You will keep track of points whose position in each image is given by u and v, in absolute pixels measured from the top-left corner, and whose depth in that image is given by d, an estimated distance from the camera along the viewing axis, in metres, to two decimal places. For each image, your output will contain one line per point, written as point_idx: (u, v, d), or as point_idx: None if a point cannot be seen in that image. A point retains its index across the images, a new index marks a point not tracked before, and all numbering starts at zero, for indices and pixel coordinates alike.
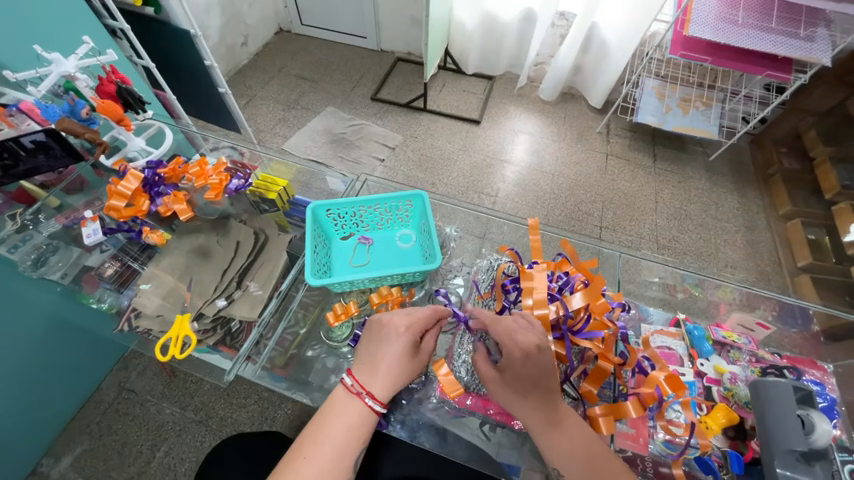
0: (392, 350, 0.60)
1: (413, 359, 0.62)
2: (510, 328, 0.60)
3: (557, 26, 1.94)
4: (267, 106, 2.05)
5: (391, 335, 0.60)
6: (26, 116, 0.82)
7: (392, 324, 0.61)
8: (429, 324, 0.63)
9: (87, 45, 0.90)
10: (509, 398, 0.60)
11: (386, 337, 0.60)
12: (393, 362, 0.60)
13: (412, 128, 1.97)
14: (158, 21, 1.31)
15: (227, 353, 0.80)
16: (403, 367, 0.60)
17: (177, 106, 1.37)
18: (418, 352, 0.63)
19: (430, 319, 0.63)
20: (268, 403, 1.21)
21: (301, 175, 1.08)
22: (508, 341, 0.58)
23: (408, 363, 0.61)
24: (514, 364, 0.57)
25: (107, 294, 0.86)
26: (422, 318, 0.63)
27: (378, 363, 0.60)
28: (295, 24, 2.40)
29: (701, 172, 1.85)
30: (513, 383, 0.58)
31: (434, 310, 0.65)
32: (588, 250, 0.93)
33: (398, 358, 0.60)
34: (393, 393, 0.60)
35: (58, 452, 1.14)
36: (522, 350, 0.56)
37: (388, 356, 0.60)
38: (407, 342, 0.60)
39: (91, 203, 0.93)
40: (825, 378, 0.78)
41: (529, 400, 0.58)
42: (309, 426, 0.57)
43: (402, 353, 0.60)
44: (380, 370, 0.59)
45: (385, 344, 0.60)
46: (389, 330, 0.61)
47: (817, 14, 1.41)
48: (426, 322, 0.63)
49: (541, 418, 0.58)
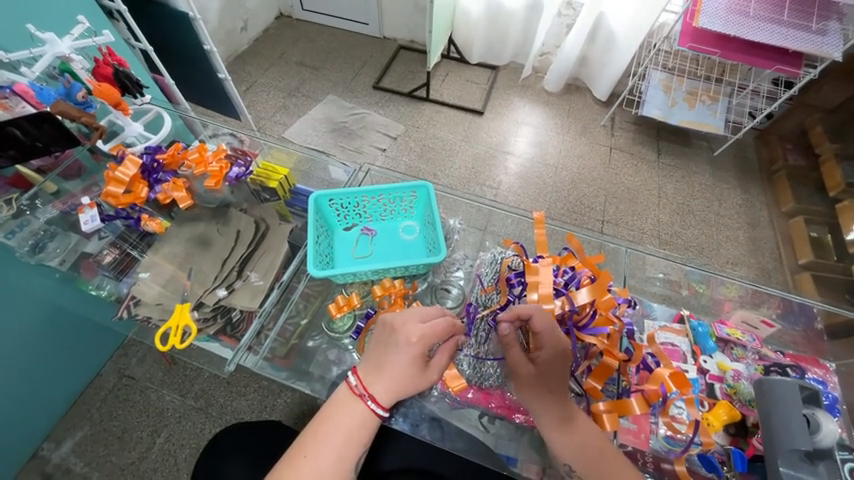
0: (398, 358, 0.57)
1: (422, 374, 0.58)
2: (553, 321, 0.62)
3: (564, 15, 1.91)
4: (267, 93, 2.02)
5: (401, 343, 0.57)
6: (21, 99, 0.77)
7: (404, 331, 0.58)
8: (441, 337, 0.60)
9: (82, 26, 0.89)
10: (527, 394, 0.59)
11: (395, 344, 0.58)
12: (401, 372, 0.57)
13: (414, 118, 1.95)
14: (157, 3, 1.27)
15: (228, 343, 0.78)
16: (408, 377, 0.57)
17: (175, 91, 1.34)
18: (427, 368, 0.59)
19: (442, 335, 0.59)
20: (267, 392, 1.21)
21: (302, 164, 1.06)
22: (551, 334, 0.60)
23: (416, 372, 0.57)
24: (550, 359, 0.58)
25: (106, 281, 0.84)
26: (435, 331, 0.59)
27: (384, 368, 0.57)
28: (296, 9, 2.35)
29: (705, 167, 1.84)
30: (540, 377, 0.58)
31: (452, 322, 0.61)
32: (592, 244, 0.92)
33: (405, 369, 0.57)
34: (396, 400, 0.57)
35: (58, 437, 1.13)
36: (563, 345, 0.60)
37: (394, 363, 0.57)
38: (417, 353, 0.57)
39: (89, 189, 0.92)
40: (828, 376, 0.77)
41: (550, 398, 0.57)
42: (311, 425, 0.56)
43: (409, 363, 0.57)
44: (384, 377, 0.56)
45: (393, 352, 0.57)
46: (399, 339, 0.58)
47: (830, 7, 1.38)
48: (439, 336, 0.59)
49: (555, 415, 0.57)
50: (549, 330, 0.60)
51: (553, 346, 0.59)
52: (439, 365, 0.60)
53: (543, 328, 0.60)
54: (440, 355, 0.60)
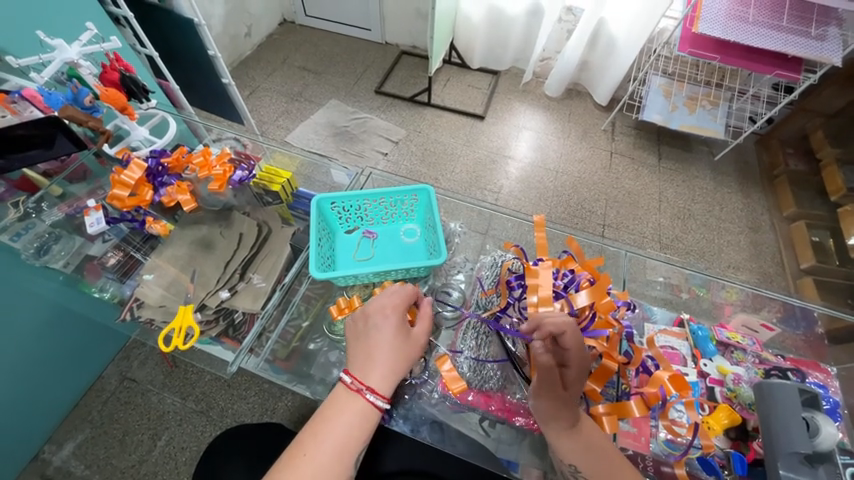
0: (383, 334, 0.61)
1: (408, 341, 0.62)
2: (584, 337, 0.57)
3: (564, 21, 1.94)
4: (271, 98, 2.04)
5: (379, 318, 0.62)
6: (29, 103, 0.82)
7: (377, 308, 0.64)
8: (410, 303, 0.66)
9: (91, 31, 0.91)
10: (544, 405, 0.57)
11: (375, 323, 0.62)
12: (391, 346, 0.60)
13: (415, 122, 1.96)
14: (163, 10, 1.30)
15: (230, 346, 0.79)
16: (397, 351, 0.60)
17: (180, 96, 1.36)
18: (411, 337, 0.63)
19: (409, 299, 0.66)
20: (268, 395, 1.21)
21: (304, 168, 1.08)
22: (578, 351, 0.57)
23: (403, 346, 0.61)
24: (576, 378, 0.57)
25: (110, 283, 0.86)
26: (401, 297, 0.66)
27: (372, 352, 0.60)
28: (299, 15, 2.37)
29: (706, 171, 1.84)
30: (566, 394, 0.56)
31: (414, 290, 0.68)
32: (593, 248, 0.93)
33: (392, 342, 0.61)
34: (393, 384, 0.59)
35: (60, 440, 1.14)
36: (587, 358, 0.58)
37: (381, 345, 0.60)
38: (396, 321, 0.63)
39: (94, 192, 0.93)
40: (828, 380, 0.77)
41: (565, 410, 0.57)
42: (312, 422, 0.57)
43: (392, 333, 0.61)
44: (376, 360, 0.59)
45: (376, 331, 0.61)
46: (376, 317, 0.63)
47: (828, 14, 1.39)
48: (407, 301, 0.66)
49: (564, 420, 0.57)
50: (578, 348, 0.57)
51: (581, 363, 0.57)
52: (421, 333, 0.64)
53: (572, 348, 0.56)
54: (417, 323, 0.65)
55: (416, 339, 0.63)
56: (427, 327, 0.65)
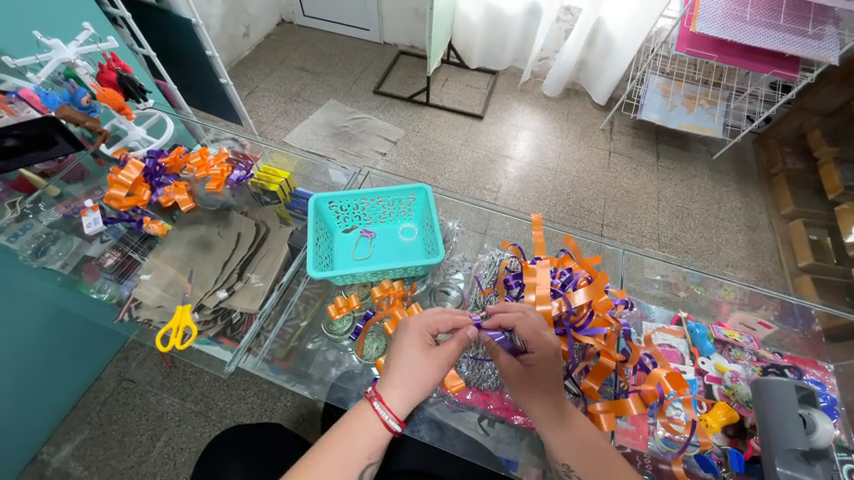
0: (401, 345, 0.61)
1: (426, 355, 0.60)
2: (539, 325, 0.61)
3: (562, 20, 1.94)
4: (269, 98, 2.03)
5: (403, 331, 0.63)
6: (26, 103, 0.83)
7: (404, 322, 0.65)
8: (444, 326, 0.65)
9: (88, 31, 0.91)
10: (521, 396, 0.60)
11: (399, 335, 0.63)
12: (406, 358, 0.60)
13: (414, 122, 1.96)
14: (159, 10, 1.30)
15: (228, 345, 0.79)
16: (413, 363, 0.59)
17: (178, 97, 1.36)
18: (432, 352, 0.61)
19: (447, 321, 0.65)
20: (267, 395, 1.21)
21: (302, 168, 1.08)
22: (537, 338, 0.60)
23: (420, 358, 0.60)
24: (541, 360, 0.59)
25: (107, 284, 0.86)
26: (434, 317, 0.65)
27: (390, 362, 0.61)
28: (297, 15, 2.37)
29: (704, 170, 1.84)
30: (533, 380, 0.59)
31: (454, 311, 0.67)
32: (591, 247, 0.93)
33: (409, 352, 0.60)
34: (406, 399, 0.57)
35: (58, 441, 1.14)
36: (553, 349, 0.59)
37: (399, 354, 0.60)
38: (417, 334, 0.62)
39: (91, 193, 0.92)
40: (826, 378, 0.77)
41: (546, 399, 0.58)
42: (328, 434, 0.56)
43: (412, 345, 0.61)
44: (391, 370, 0.59)
45: (397, 342, 0.62)
46: (401, 329, 0.64)
47: (825, 13, 1.39)
48: (442, 321, 0.65)
49: (551, 413, 0.58)
50: (534, 335, 0.60)
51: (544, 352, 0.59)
52: (445, 351, 0.61)
53: (529, 335, 0.60)
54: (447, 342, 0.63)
55: (437, 354, 0.61)
56: (455, 347, 0.62)
